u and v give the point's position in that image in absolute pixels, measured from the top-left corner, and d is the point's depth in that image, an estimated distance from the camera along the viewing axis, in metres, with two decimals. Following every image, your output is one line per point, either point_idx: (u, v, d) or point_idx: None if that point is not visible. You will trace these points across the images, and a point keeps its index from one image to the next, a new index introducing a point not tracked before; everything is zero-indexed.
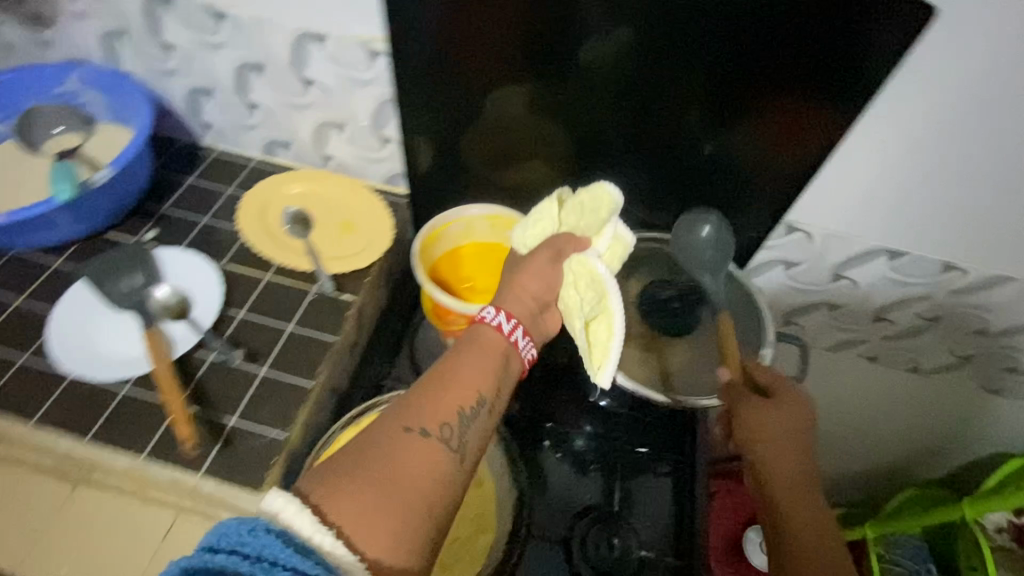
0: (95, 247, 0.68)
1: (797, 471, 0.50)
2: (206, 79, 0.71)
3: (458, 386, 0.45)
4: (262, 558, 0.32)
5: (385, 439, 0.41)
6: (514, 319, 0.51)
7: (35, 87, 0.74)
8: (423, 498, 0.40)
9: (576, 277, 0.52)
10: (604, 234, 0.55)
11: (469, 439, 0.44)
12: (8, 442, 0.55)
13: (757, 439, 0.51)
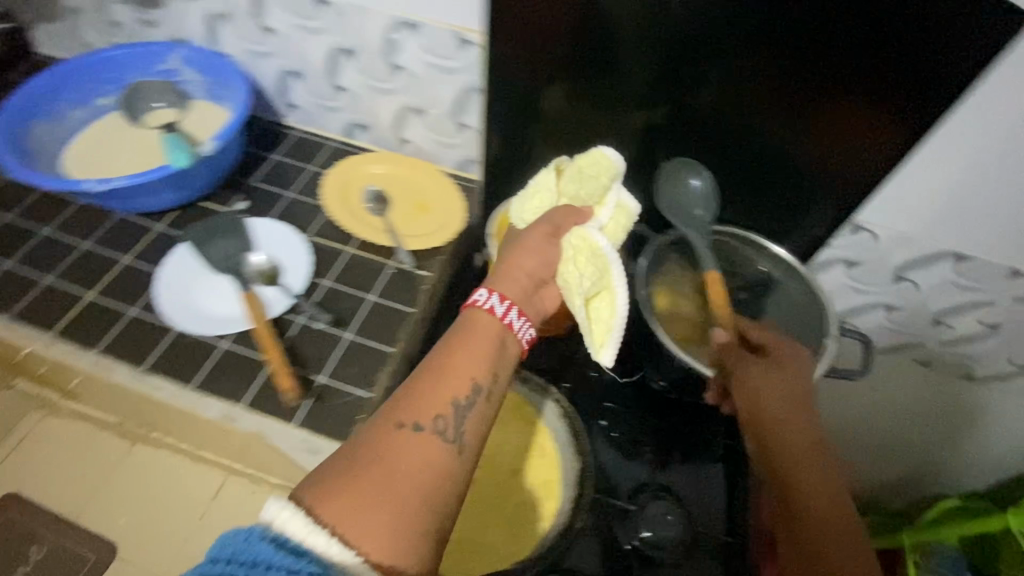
0: (192, 214, 0.74)
1: (804, 439, 0.53)
2: (299, 62, 0.75)
3: (452, 377, 0.48)
4: (257, 563, 0.35)
5: (380, 436, 0.44)
6: (508, 301, 0.53)
7: (138, 63, 0.79)
8: (424, 493, 0.42)
9: (577, 251, 0.55)
10: (607, 202, 0.59)
11: (465, 428, 0.46)
12: (121, 385, 0.61)
13: (760, 407, 0.55)
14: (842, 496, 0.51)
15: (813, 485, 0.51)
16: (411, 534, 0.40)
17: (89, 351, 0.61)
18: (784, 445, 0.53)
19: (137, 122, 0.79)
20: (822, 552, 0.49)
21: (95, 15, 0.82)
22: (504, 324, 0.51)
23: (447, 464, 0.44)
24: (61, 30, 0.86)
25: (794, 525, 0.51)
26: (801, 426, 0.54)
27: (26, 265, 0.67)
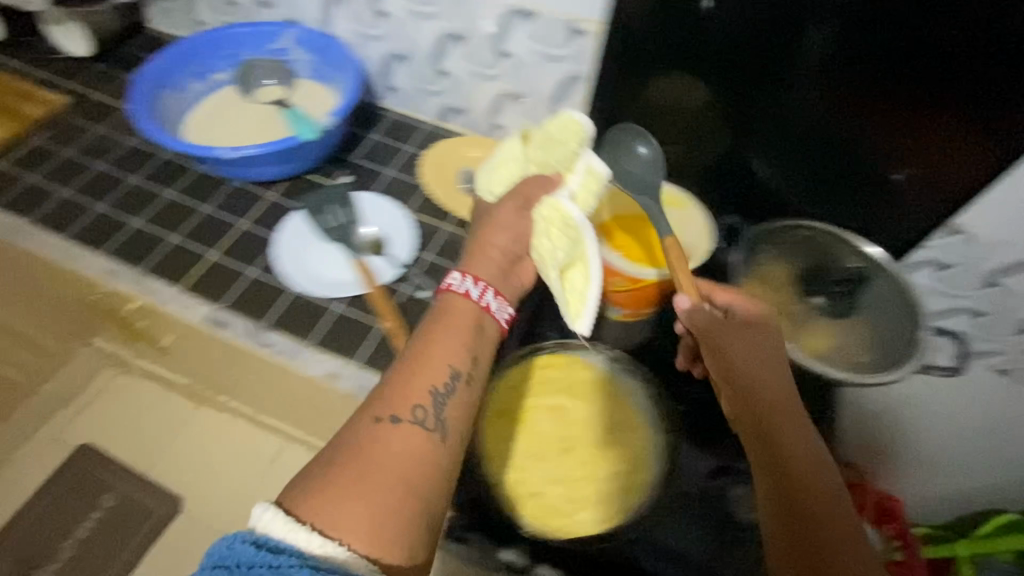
0: (300, 185, 0.78)
1: (777, 394, 0.50)
2: (407, 45, 0.78)
3: (429, 363, 0.48)
4: (241, 565, 0.36)
5: (361, 429, 0.44)
6: (480, 282, 0.54)
7: (253, 41, 0.83)
8: (410, 483, 0.43)
9: (549, 222, 0.56)
10: (576, 167, 0.60)
11: (447, 414, 0.46)
12: (243, 338, 0.65)
13: (733, 364, 0.51)
14: (817, 453, 0.49)
15: (795, 444, 0.49)
16: (400, 527, 0.41)
17: (217, 305, 0.67)
18: (764, 403, 0.50)
19: (248, 97, 0.83)
20: (809, 514, 0.46)
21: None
22: (481, 307, 0.52)
23: (432, 451, 0.45)
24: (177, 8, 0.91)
25: (779, 489, 0.48)
26: (776, 381, 0.51)
27: (153, 225, 0.72)
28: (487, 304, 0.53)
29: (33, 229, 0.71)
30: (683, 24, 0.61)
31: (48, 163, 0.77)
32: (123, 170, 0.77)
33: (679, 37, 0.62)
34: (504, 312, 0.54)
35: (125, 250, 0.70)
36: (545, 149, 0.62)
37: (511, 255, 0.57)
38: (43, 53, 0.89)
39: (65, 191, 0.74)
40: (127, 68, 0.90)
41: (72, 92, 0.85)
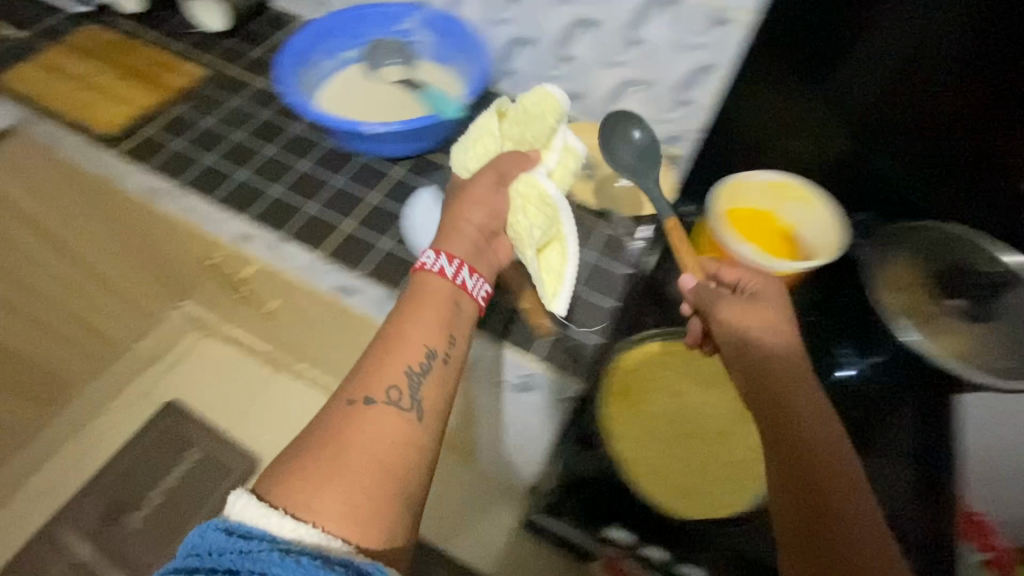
0: (424, 163, 0.81)
1: (786, 354, 0.52)
2: (534, 31, 0.79)
3: (404, 349, 0.56)
4: (213, 552, 0.41)
5: (339, 415, 0.51)
6: (456, 261, 0.62)
7: (381, 22, 0.86)
8: (380, 464, 0.49)
9: (527, 201, 0.64)
10: (553, 145, 0.68)
11: (421, 394, 0.54)
12: (379, 305, 0.69)
13: (745, 330, 0.54)
14: (828, 415, 0.49)
15: (800, 402, 0.49)
16: (370, 505, 0.47)
17: (354, 271, 0.70)
18: (773, 371, 0.51)
19: (371, 75, 0.86)
20: (811, 473, 0.46)
21: None
22: (456, 284, 0.61)
23: (407, 431, 0.52)
24: None
25: (784, 448, 0.47)
26: (782, 343, 0.53)
27: (290, 194, 0.76)
28: (463, 282, 0.62)
29: (182, 193, 0.76)
30: (785, 28, 0.63)
31: (191, 131, 0.82)
32: (259, 141, 0.81)
33: (786, 39, 0.64)
34: (481, 288, 0.63)
35: (265, 216, 0.74)
36: (524, 124, 0.67)
37: (486, 231, 0.65)
38: (178, 27, 0.93)
39: (207, 159, 0.79)
40: (255, 44, 0.93)
41: (206, 66, 0.89)
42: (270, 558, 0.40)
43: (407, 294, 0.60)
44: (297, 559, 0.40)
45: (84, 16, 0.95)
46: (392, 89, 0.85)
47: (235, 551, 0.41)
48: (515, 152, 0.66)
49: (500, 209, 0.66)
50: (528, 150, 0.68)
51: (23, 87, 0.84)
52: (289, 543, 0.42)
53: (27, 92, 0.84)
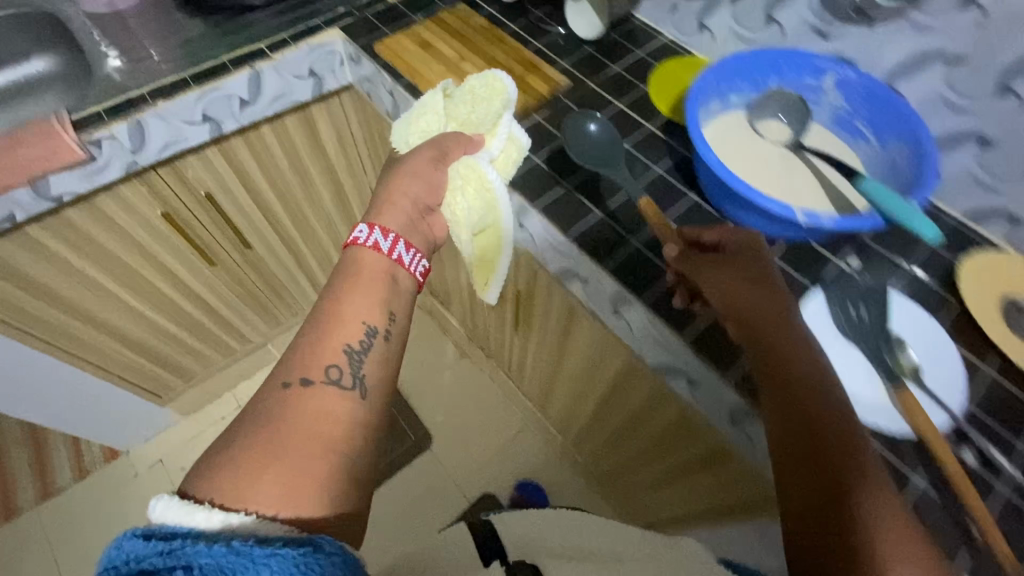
0: (803, 251, 0.66)
1: (770, 305, 0.57)
2: (1014, 135, 0.61)
3: (345, 328, 0.59)
4: (128, 558, 0.39)
5: (284, 398, 0.53)
6: (390, 236, 0.65)
7: (789, 73, 0.72)
8: (316, 440, 0.51)
9: (465, 182, 0.69)
10: (498, 134, 0.70)
11: (361, 371, 0.57)
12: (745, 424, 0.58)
13: (730, 287, 0.58)
14: (814, 359, 0.54)
15: (788, 346, 0.54)
16: (314, 481, 0.48)
17: (717, 374, 0.60)
18: (758, 324, 0.56)
19: (755, 130, 0.74)
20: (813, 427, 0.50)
21: (748, 11, 0.77)
22: (391, 259, 0.64)
23: (349, 404, 0.55)
24: (683, 11, 0.85)
25: (781, 401, 0.53)
26: (769, 303, 0.57)
27: (651, 251, 0.67)
28: (399, 257, 0.65)
29: (537, 223, 0.72)
30: None
31: (548, 148, 0.76)
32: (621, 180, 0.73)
33: None
34: (419, 265, 0.67)
35: (624, 273, 0.66)
36: (471, 106, 0.72)
37: (421, 206, 0.70)
38: (541, 24, 0.89)
39: (565, 188, 0.73)
40: (615, 60, 0.85)
41: (565, 75, 0.83)
42: (196, 550, 0.39)
43: (346, 269, 0.63)
44: (230, 544, 0.40)
45: None
46: (778, 152, 0.72)
47: (157, 555, 0.39)
48: (461, 133, 0.71)
49: (440, 184, 0.69)
50: (473, 132, 0.72)
51: (399, 61, 0.83)
52: (216, 535, 0.42)
53: (399, 67, 0.83)
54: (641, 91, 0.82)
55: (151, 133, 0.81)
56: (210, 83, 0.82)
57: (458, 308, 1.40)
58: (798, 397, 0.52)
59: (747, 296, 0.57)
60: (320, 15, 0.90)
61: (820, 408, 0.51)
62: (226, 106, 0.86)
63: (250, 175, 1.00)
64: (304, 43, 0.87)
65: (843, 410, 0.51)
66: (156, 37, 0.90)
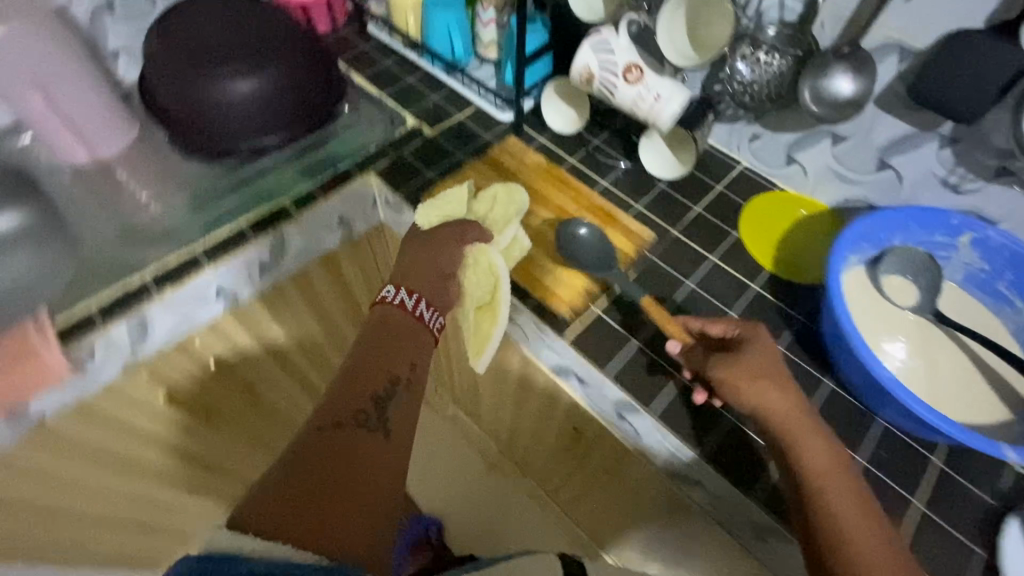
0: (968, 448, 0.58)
1: (781, 401, 0.52)
2: None
3: (371, 380, 0.57)
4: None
5: (327, 440, 0.50)
6: (415, 296, 0.64)
7: (917, 230, 0.64)
8: (342, 477, 0.48)
9: (475, 264, 0.67)
10: (505, 232, 0.68)
11: (391, 417, 0.55)
12: None
13: (738, 387, 0.53)
14: (831, 451, 0.51)
15: (799, 443, 0.51)
16: (363, 508, 0.46)
17: (750, 498, 0.57)
18: (770, 419, 0.52)
19: (880, 291, 0.64)
20: (826, 522, 0.48)
21: (852, 153, 0.68)
22: (414, 316, 0.63)
23: (372, 446, 0.51)
24: (768, 142, 0.75)
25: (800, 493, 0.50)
26: (783, 398, 0.52)
27: None
28: (422, 315, 0.64)
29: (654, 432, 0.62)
30: None
31: (648, 325, 0.66)
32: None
33: None
34: (437, 321, 0.65)
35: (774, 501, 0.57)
36: (490, 207, 0.71)
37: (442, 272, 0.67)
38: (605, 157, 0.79)
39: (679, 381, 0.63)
40: (697, 199, 0.75)
41: (645, 223, 0.73)
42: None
43: (372, 329, 0.61)
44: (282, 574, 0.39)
45: (503, 123, 0.82)
46: (911, 320, 0.63)
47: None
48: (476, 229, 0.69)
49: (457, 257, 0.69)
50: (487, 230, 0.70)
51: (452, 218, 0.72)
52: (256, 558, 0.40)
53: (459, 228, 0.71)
54: (734, 238, 0.72)
55: (157, 324, 0.66)
56: (230, 256, 0.68)
57: (488, 427, 1.25)
58: (810, 491, 0.50)
59: (755, 394, 0.52)
60: (349, 156, 0.78)
61: (840, 501, 0.49)
62: (245, 274, 0.71)
63: (269, 336, 0.84)
64: (335, 194, 0.75)
65: (857, 499, 0.49)
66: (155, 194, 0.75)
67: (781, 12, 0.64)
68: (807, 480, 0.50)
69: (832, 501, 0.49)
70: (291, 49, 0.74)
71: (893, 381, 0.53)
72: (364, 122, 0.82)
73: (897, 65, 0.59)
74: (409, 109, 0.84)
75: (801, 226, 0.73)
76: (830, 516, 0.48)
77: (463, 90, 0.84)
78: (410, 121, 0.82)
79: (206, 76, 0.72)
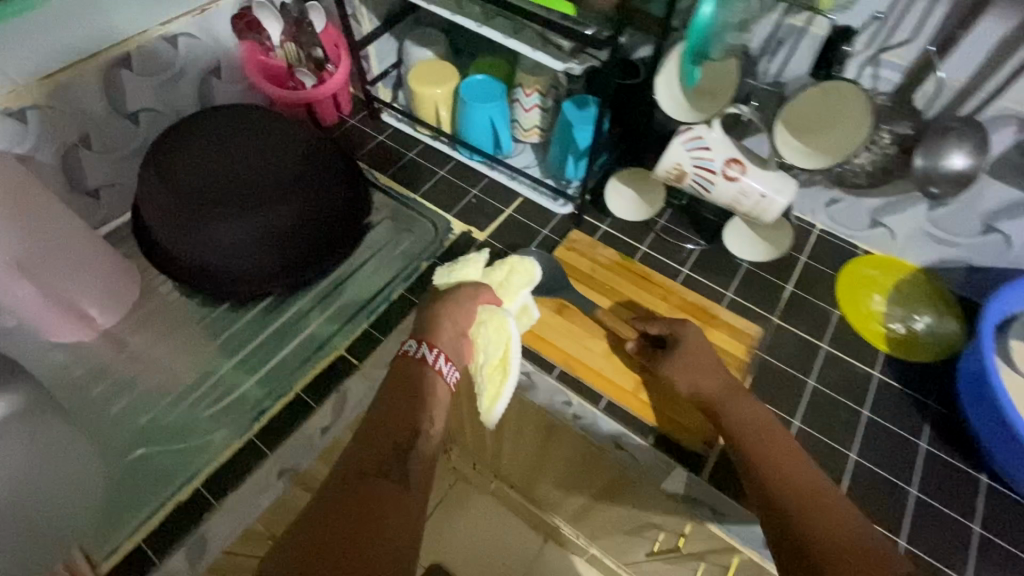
0: None
1: (714, 381, 0.56)
2: None
3: (394, 429, 0.48)
4: None
5: (351, 492, 0.42)
6: (436, 348, 0.54)
7: None
8: (367, 531, 0.40)
9: (485, 323, 0.58)
10: (517, 297, 0.61)
11: (414, 472, 0.46)
12: None
13: (673, 370, 0.57)
14: (766, 420, 0.53)
15: (732, 413, 0.54)
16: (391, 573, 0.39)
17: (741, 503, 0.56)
18: (704, 395, 0.55)
19: (1013, 362, 0.60)
20: (772, 483, 0.48)
21: (953, 216, 0.64)
22: (433, 369, 0.53)
23: (396, 498, 0.43)
24: (849, 206, 0.70)
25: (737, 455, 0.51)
26: (713, 374, 0.56)
27: None
28: (438, 366, 0.54)
29: None
30: None
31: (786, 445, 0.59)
32: (895, 477, 0.57)
33: None
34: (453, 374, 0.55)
35: None
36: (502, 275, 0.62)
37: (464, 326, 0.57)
38: (679, 240, 0.72)
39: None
40: (786, 277, 0.70)
41: (742, 314, 0.67)
42: None
43: (392, 382, 0.52)
44: None
45: (559, 216, 0.74)
46: None
47: None
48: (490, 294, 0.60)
49: None
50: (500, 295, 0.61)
51: (538, 343, 0.63)
52: None
53: (547, 355, 0.63)
54: (835, 317, 0.68)
55: (214, 535, 0.54)
56: (292, 433, 0.57)
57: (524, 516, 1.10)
58: (748, 454, 0.50)
59: (692, 373, 0.57)
60: (400, 278, 0.68)
61: (782, 461, 0.49)
62: (305, 446, 0.60)
63: None
64: (395, 330, 0.64)
65: (801, 463, 0.49)
66: (187, 363, 0.65)
67: (874, 83, 0.58)
68: (746, 444, 0.51)
69: (772, 459, 0.49)
70: (326, 169, 0.67)
71: None
72: (403, 232, 0.73)
73: (1015, 135, 0.54)
74: (450, 210, 0.75)
75: (898, 295, 0.69)
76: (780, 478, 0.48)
77: (506, 181, 0.76)
78: (456, 225, 0.73)
79: (232, 217, 0.62)
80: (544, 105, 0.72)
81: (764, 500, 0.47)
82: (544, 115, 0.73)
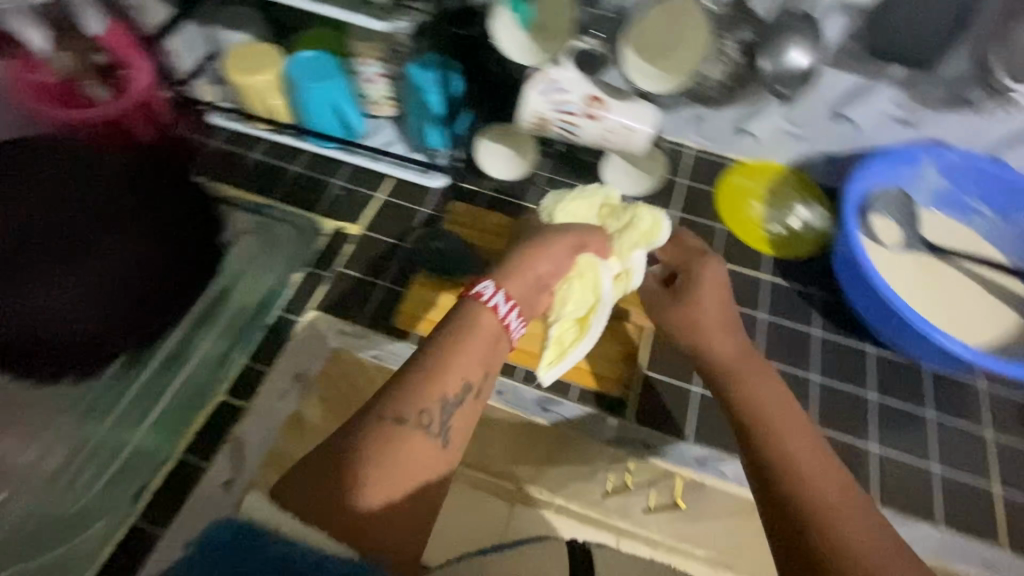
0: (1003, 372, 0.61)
1: (713, 319, 0.47)
2: None
3: (444, 374, 0.40)
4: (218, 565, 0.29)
5: (383, 432, 0.37)
6: (514, 303, 0.45)
7: (886, 170, 0.64)
8: (389, 474, 0.36)
9: (580, 272, 0.51)
10: (629, 258, 0.52)
11: (452, 424, 0.40)
12: None
13: (672, 309, 0.49)
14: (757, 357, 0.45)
15: (718, 351, 0.45)
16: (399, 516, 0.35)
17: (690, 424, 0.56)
18: (698, 334, 0.47)
19: (874, 236, 0.64)
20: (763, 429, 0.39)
21: (805, 111, 0.66)
22: (503, 328, 0.44)
23: (423, 452, 0.38)
24: (713, 121, 0.71)
25: (727, 398, 0.43)
26: (723, 319, 0.47)
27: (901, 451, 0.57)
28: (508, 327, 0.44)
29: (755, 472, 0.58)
30: None
31: None
32: (797, 368, 0.61)
33: None
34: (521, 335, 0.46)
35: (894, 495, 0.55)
36: (620, 227, 0.53)
37: None
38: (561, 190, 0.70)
39: None
40: (668, 202, 0.71)
41: None
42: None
43: (460, 320, 0.43)
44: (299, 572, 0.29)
45: (434, 189, 0.69)
46: (911, 259, 0.64)
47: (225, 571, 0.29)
48: (597, 241, 0.52)
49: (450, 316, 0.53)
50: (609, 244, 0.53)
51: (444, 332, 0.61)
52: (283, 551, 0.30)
53: None
54: (720, 231, 0.69)
55: None
56: (187, 500, 0.51)
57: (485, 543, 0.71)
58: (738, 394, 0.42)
59: (691, 311, 0.48)
60: (274, 298, 0.62)
61: (773, 404, 0.40)
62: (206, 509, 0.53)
63: None
64: (282, 357, 0.58)
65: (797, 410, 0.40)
66: (39, 455, 0.54)
67: None
68: (736, 385, 0.43)
69: (761, 400, 0.41)
70: (149, 183, 0.58)
71: (942, 334, 0.55)
72: (265, 246, 0.65)
73: (843, 24, 0.57)
74: (314, 208, 0.67)
75: (771, 198, 0.71)
76: (782, 440, 0.38)
77: (370, 164, 0.69)
78: (325, 225, 0.66)
79: (54, 263, 0.53)
80: (388, 74, 0.66)
81: (755, 450, 0.38)
82: (391, 85, 0.67)
